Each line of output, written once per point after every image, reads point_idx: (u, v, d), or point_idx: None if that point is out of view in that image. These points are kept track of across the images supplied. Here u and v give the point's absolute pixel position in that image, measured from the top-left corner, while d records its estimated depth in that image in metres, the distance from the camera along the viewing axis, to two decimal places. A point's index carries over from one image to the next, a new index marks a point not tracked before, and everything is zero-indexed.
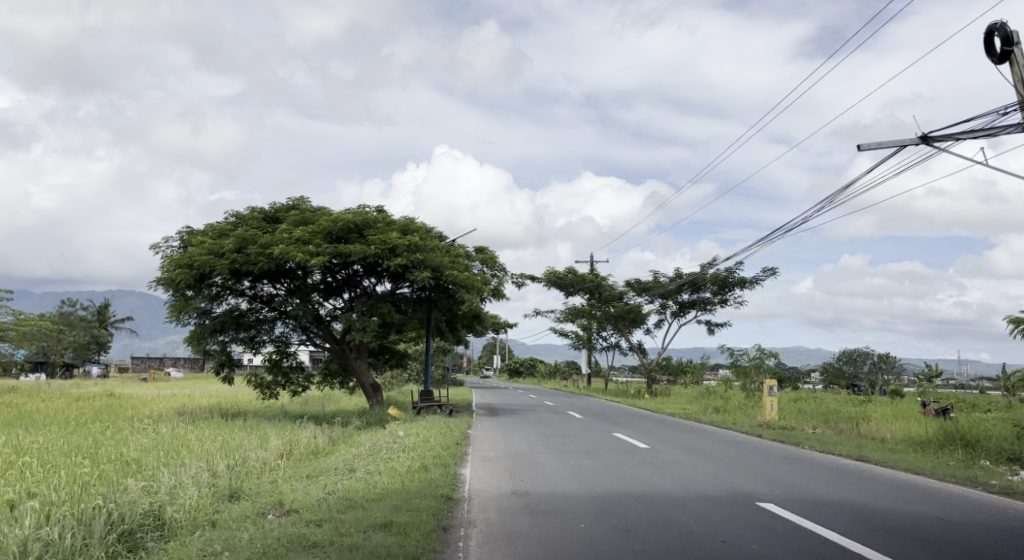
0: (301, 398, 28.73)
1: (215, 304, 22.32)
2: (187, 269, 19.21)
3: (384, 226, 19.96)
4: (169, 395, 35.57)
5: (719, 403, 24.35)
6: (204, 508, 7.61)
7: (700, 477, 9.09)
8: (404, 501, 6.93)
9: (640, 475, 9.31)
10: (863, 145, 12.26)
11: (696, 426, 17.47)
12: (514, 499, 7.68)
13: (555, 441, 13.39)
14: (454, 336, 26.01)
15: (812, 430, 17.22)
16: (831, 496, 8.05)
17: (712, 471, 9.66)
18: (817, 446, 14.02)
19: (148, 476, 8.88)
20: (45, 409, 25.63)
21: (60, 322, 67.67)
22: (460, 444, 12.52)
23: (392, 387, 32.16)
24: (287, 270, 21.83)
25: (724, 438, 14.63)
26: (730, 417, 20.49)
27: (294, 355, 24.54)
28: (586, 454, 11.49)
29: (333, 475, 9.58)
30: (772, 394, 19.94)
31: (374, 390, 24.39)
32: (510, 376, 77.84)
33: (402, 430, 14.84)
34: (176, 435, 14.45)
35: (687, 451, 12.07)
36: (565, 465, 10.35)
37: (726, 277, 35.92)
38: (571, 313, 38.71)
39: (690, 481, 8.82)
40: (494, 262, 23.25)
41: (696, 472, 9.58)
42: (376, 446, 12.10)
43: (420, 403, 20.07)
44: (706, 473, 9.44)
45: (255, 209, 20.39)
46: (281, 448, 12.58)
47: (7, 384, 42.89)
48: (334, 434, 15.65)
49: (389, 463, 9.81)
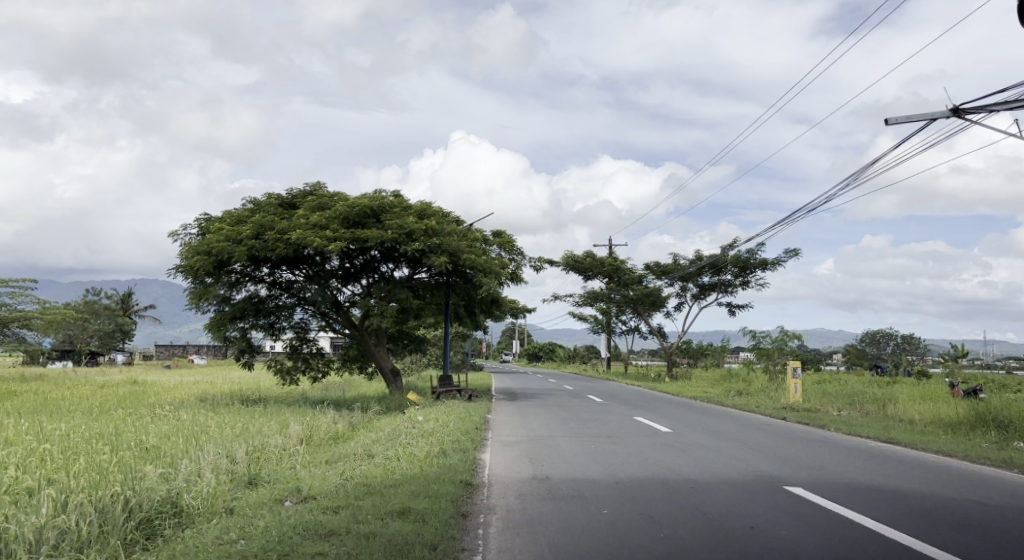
0: (322, 384, 28.80)
1: (235, 291, 22.34)
2: (205, 256, 19.19)
3: (401, 211, 19.83)
4: (191, 382, 35.81)
5: (742, 386, 24.09)
6: (222, 495, 7.54)
7: (724, 461, 8.91)
8: (422, 487, 6.81)
9: (663, 459, 9.15)
10: (891, 119, 11.93)
11: (718, 409, 17.26)
12: (535, 485, 7.54)
13: (576, 425, 13.26)
14: (473, 320, 25.90)
15: (837, 412, 16.97)
16: (862, 481, 7.84)
17: (737, 454, 9.49)
18: (843, 428, 13.78)
19: (167, 463, 8.84)
20: (69, 397, 25.84)
21: (85, 310, 68.58)
22: (480, 429, 12.41)
23: (412, 372, 32.18)
24: (305, 256, 21.77)
25: (747, 421, 14.41)
26: (754, 400, 20.28)
27: (313, 341, 24.55)
28: (607, 438, 11.35)
29: (352, 460, 9.49)
30: (796, 376, 19.66)
31: (393, 375, 24.35)
32: (530, 360, 77.85)
33: (421, 415, 14.76)
34: (196, 422, 14.44)
35: (710, 434, 11.89)
36: (585, 449, 10.21)
37: (747, 259, 35.51)
38: (590, 297, 38.48)
39: (714, 465, 8.66)
40: (512, 246, 23.07)
41: (721, 456, 9.40)
42: (395, 432, 12.01)
43: (439, 387, 19.98)
44: (731, 457, 9.26)
45: (271, 195, 20.33)
46: (301, 434, 12.52)
47: (34, 371, 43.51)
48: (354, 420, 15.60)
49: (408, 449, 9.70)
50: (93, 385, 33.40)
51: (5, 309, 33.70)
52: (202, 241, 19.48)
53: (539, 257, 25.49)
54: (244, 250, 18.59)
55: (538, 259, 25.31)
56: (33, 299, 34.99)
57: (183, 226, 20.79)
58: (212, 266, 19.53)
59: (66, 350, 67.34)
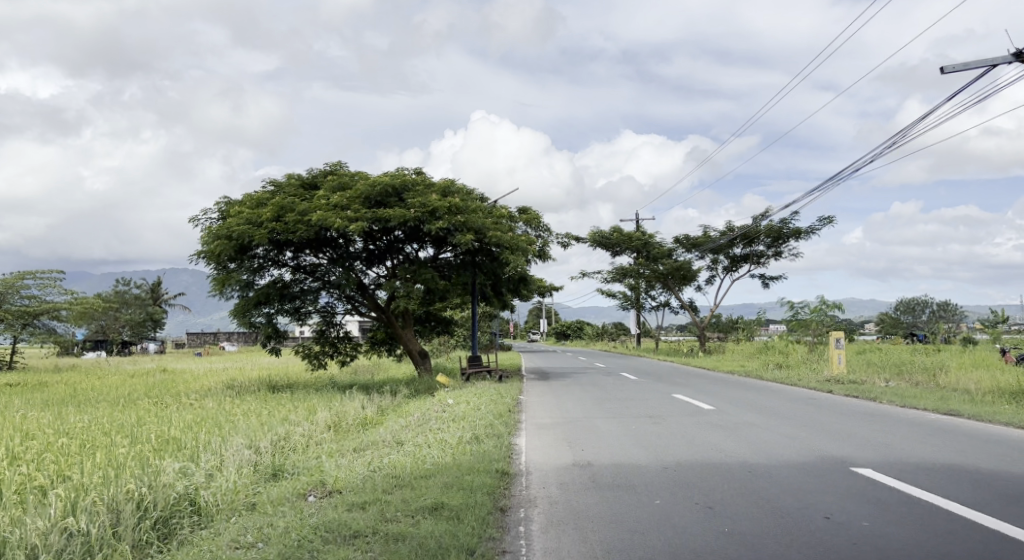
0: (350, 368, 28.49)
1: (258, 276, 21.98)
2: (226, 240, 18.76)
3: (423, 189, 19.27)
4: (223, 369, 35.78)
5: (781, 358, 23.38)
6: (244, 488, 7.08)
7: (780, 442, 8.31)
8: (454, 477, 6.27)
9: (711, 440, 8.59)
10: (946, 68, 11.11)
11: (759, 384, 16.63)
12: (578, 472, 6.98)
13: (612, 404, 12.70)
14: (500, 300, 25.37)
15: (884, 383, 16.29)
16: (937, 463, 7.21)
17: (791, 433, 8.88)
18: (895, 401, 13.09)
19: (188, 454, 8.42)
20: (98, 386, 25.78)
21: (115, 301, 69.29)
22: (512, 411, 11.89)
23: (440, 354, 31.80)
24: (328, 238, 21.31)
25: (792, 396, 13.76)
26: (795, 373, 19.55)
27: (339, 325, 24.17)
28: (647, 417, 10.80)
29: (382, 448, 9.01)
30: (839, 347, 18.91)
31: (421, 357, 23.92)
32: (558, 339, 77.29)
33: (451, 398, 14.28)
34: (220, 410, 14.10)
35: (755, 411, 11.28)
36: (626, 431, 9.65)
37: (780, 229, 34.57)
38: (618, 273, 37.75)
39: (769, 445, 8.07)
40: (539, 221, 22.43)
41: (774, 435, 8.80)
42: (426, 416, 11.52)
43: (468, 369, 19.51)
44: (785, 436, 8.67)
45: (291, 176, 19.86)
46: (328, 420, 12.08)
47: (68, 362, 43.88)
48: (383, 404, 15.18)
49: (439, 435, 9.19)
50: (124, 375, 33.42)
51: (34, 300, 33.85)
52: (223, 226, 19.04)
53: (567, 233, 24.90)
54: (265, 233, 18.14)
55: (565, 235, 24.66)
56: (61, 290, 35.14)
57: (204, 211, 20.42)
58: (234, 251, 19.11)
59: (100, 341, 68.17)
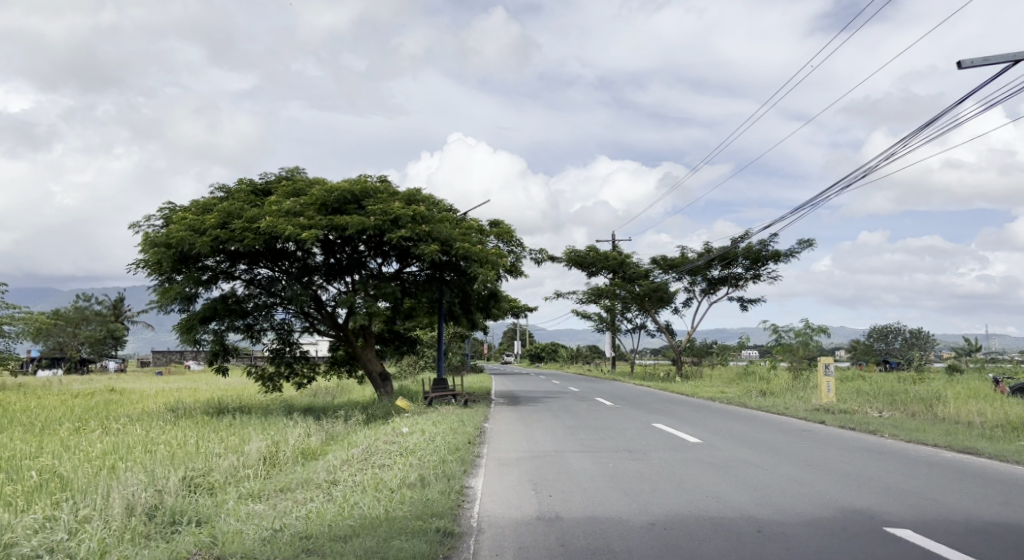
0: (308, 390, 26.77)
1: (207, 289, 20.32)
2: (166, 249, 17.13)
3: (386, 197, 17.80)
4: (177, 390, 33.84)
5: (764, 385, 22.12)
6: (117, 546, 5.55)
7: (787, 491, 7.01)
8: (379, 543, 4.85)
9: (703, 486, 7.28)
10: (965, 60, 10.07)
11: (745, 412, 15.35)
12: (543, 528, 5.58)
13: (586, 435, 11.29)
14: (469, 319, 23.88)
15: (878, 414, 15.08)
16: (983, 520, 5.99)
17: (796, 477, 7.59)
18: (898, 434, 11.81)
19: (64, 499, 6.84)
20: (31, 408, 23.80)
21: (75, 317, 66.67)
22: (473, 443, 10.41)
23: (405, 376, 30.17)
24: (284, 249, 19.73)
25: (785, 428, 12.43)
26: (780, 401, 18.24)
27: (297, 344, 22.50)
28: (626, 451, 9.42)
29: (312, 492, 7.48)
30: (828, 374, 17.67)
31: (383, 379, 22.30)
32: (531, 362, 75.70)
33: (407, 426, 12.74)
34: (145, 437, 12.49)
35: (749, 446, 9.98)
36: (601, 469, 8.28)
37: (759, 250, 33.55)
38: (594, 293, 36.46)
39: (775, 496, 6.74)
40: (511, 236, 21.09)
41: (776, 479, 7.50)
42: (373, 449, 9.97)
43: (430, 393, 17.89)
44: (791, 484, 7.40)
45: (243, 181, 18.29)
46: (259, 452, 10.47)
47: (14, 381, 41.48)
48: (331, 433, 13.58)
49: (379, 475, 7.68)
50: (69, 396, 31.24)
51: None
52: (163, 233, 17.40)
53: (541, 250, 23.57)
54: (208, 241, 16.53)
55: (538, 252, 23.34)
56: (4, 305, 33.56)
57: (148, 216, 18.77)
58: (175, 260, 17.47)
59: (58, 358, 65.38)
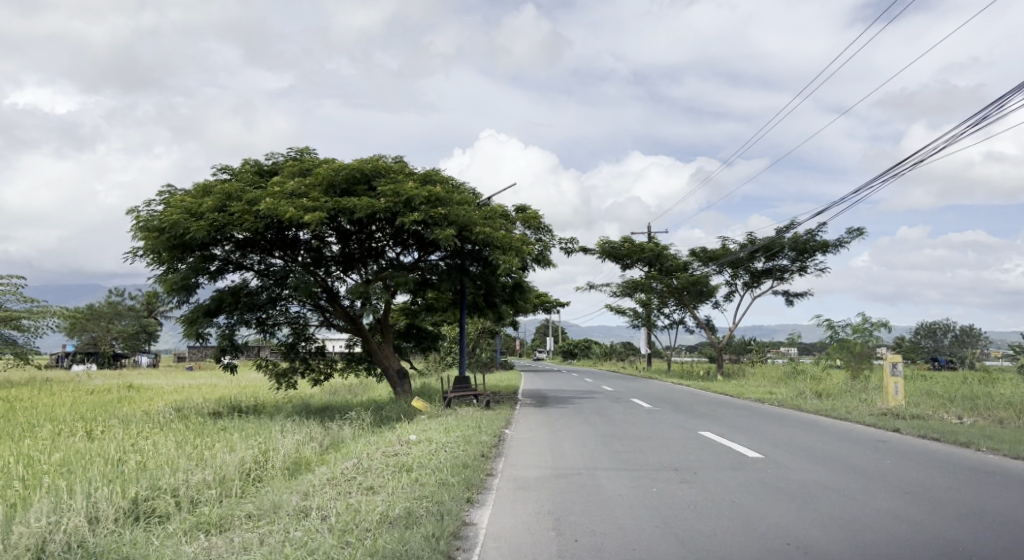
0: (327, 388, 25.35)
1: (214, 280, 18.93)
2: (162, 235, 15.72)
3: (400, 176, 16.22)
4: (197, 386, 32.56)
5: (817, 386, 20.12)
6: None
7: (901, 554, 5.22)
8: None
9: (786, 539, 5.53)
10: None
11: (804, 417, 13.49)
12: None
13: (622, 446, 9.59)
14: (495, 313, 22.19)
15: (958, 421, 13.11)
16: None
17: (892, 527, 5.87)
18: (995, 447, 9.90)
19: None
20: (38, 406, 22.64)
21: (110, 311, 66.06)
22: (490, 457, 8.77)
23: (430, 374, 28.66)
24: (296, 238, 18.29)
25: (857, 439, 10.57)
26: (840, 404, 16.27)
27: (313, 339, 21.05)
28: (673, 471, 7.70)
29: (274, 527, 5.92)
30: (896, 374, 15.69)
31: (401, 377, 20.65)
32: (565, 358, 73.78)
33: (416, 432, 11.09)
34: (121, 444, 11.04)
35: (823, 465, 8.18)
36: (642, 496, 6.61)
37: (805, 241, 31.38)
38: (629, 287, 34.58)
39: None
40: (539, 222, 19.40)
41: (869, 531, 5.76)
42: (368, 463, 8.35)
43: (450, 392, 16.26)
44: (902, 537, 5.60)
45: (247, 161, 16.83)
46: (239, 465, 8.91)
47: (42, 375, 40.52)
48: (335, 439, 12.00)
49: (360, 502, 6.14)
50: (83, 392, 29.99)
51: None
52: (159, 217, 16.00)
53: (571, 238, 21.85)
54: (205, 225, 15.09)
55: (569, 240, 21.60)
56: (23, 298, 31.88)
57: (147, 200, 17.43)
58: (171, 247, 16.09)
59: (91, 352, 64.89)
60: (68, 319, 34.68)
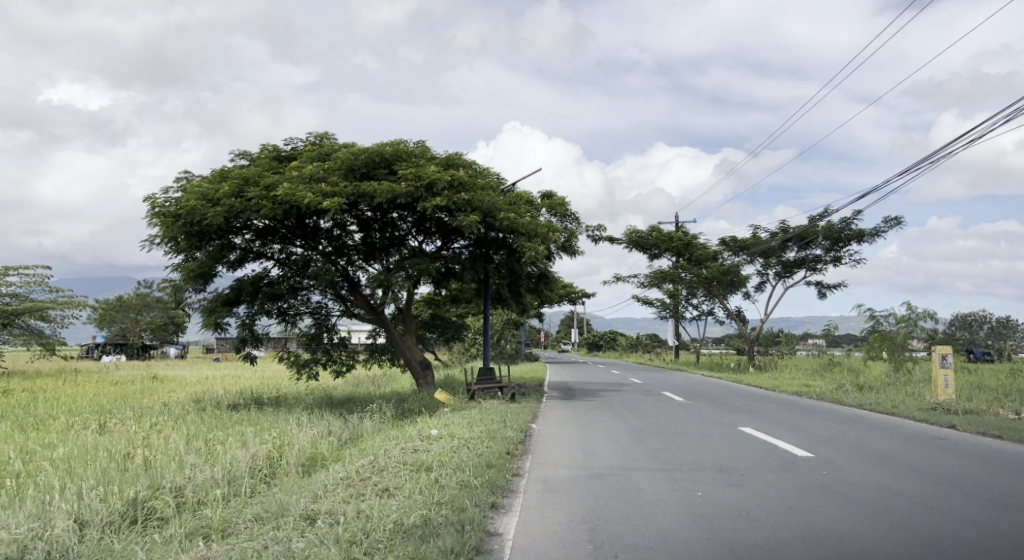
0: (349, 380, 24.87)
1: (233, 269, 18.50)
2: (178, 222, 15.26)
3: (421, 160, 15.62)
4: (221, 377, 32.31)
5: (858, 379, 19.17)
6: None
7: None
8: None
9: (858, 552, 4.83)
10: None
11: (848, 412, 12.71)
12: None
13: (659, 444, 8.90)
14: (520, 304, 21.54)
15: (1015, 417, 12.23)
16: None
17: (975, 538, 5.16)
18: None
19: None
20: (60, 397, 22.41)
21: (139, 302, 66.38)
22: (517, 455, 8.15)
23: (454, 365, 28.10)
24: (316, 226, 17.76)
25: (912, 437, 9.78)
26: (884, 398, 15.43)
27: (335, 329, 20.55)
28: (718, 472, 7.04)
29: (277, 535, 5.35)
30: (946, 366, 14.76)
31: (424, 369, 20.08)
32: (590, 350, 72.96)
33: (437, 427, 10.47)
34: (131, 438, 10.54)
35: (883, 466, 7.45)
36: (686, 501, 5.96)
37: (840, 230, 30.30)
38: (657, 277, 33.76)
39: None
40: (565, 209, 18.70)
41: (949, 543, 5.05)
42: (385, 461, 7.77)
43: (474, 385, 15.64)
44: (991, 551, 4.89)
45: (265, 146, 16.31)
46: (249, 462, 8.38)
47: (70, 365, 40.63)
48: (353, 433, 11.42)
49: (374, 506, 5.58)
50: (107, 383, 29.80)
51: (17, 299, 30.36)
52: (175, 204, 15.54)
53: (599, 226, 21.16)
54: (221, 211, 14.59)
55: (596, 229, 20.90)
56: (49, 289, 31.66)
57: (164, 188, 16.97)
58: (187, 234, 15.63)
59: (121, 344, 65.31)
60: (96, 310, 34.52)
